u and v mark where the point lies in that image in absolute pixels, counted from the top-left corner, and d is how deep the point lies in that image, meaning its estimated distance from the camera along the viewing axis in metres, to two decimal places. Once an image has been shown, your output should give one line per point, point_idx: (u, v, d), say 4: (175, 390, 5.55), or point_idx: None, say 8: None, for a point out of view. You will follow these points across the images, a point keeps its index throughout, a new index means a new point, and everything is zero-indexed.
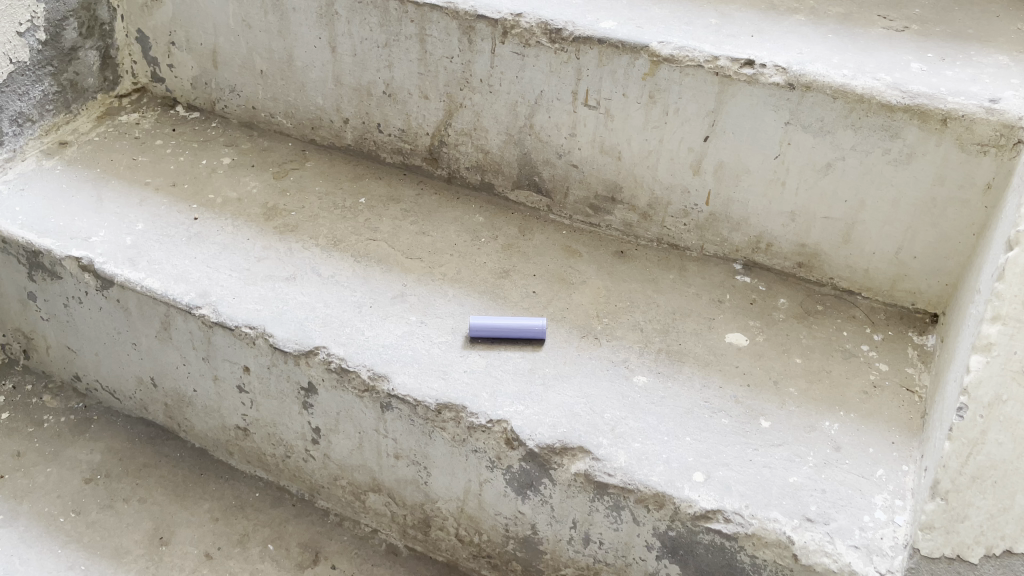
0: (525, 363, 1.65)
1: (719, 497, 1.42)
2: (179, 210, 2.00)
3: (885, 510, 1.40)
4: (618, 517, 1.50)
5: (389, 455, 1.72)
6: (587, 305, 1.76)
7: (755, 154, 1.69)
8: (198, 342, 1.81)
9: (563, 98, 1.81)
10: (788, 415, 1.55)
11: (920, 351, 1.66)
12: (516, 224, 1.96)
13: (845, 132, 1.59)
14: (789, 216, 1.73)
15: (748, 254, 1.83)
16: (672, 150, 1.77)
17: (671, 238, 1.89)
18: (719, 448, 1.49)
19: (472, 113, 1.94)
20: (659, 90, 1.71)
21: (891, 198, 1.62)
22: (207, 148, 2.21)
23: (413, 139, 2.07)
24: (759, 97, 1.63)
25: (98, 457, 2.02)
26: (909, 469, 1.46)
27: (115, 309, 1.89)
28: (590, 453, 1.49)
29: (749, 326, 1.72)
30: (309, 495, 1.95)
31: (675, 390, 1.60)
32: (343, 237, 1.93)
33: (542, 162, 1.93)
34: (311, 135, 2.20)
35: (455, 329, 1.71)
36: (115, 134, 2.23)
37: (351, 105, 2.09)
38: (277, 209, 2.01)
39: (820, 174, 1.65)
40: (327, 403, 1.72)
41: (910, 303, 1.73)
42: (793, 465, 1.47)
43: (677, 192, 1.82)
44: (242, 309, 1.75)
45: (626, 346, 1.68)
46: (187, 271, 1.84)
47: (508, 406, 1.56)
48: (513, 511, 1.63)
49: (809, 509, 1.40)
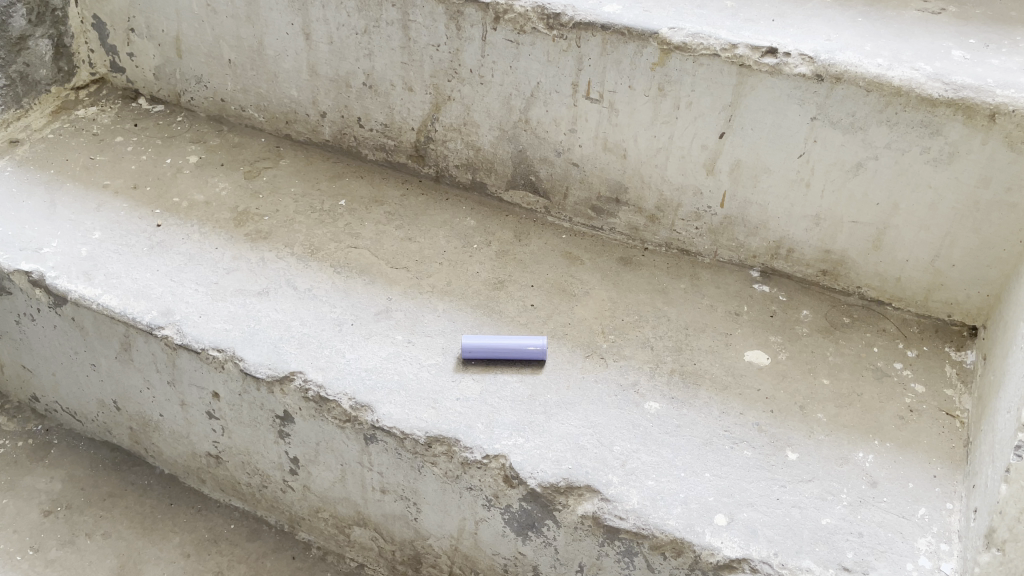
0: (524, 388, 1.48)
1: (745, 544, 1.27)
2: (140, 216, 1.82)
3: (929, 556, 1.26)
4: (630, 563, 1.35)
5: (375, 489, 1.56)
6: (591, 320, 1.60)
7: (777, 152, 1.52)
8: (162, 365, 1.64)
9: (562, 90, 1.64)
10: (817, 446, 1.40)
11: (959, 369, 1.51)
12: (511, 228, 1.79)
13: (879, 128, 1.43)
14: (814, 220, 1.57)
15: (767, 261, 1.67)
16: (683, 147, 1.60)
17: (681, 243, 1.72)
18: (742, 486, 1.34)
19: (462, 107, 1.76)
20: (670, 81, 1.53)
21: (928, 201, 1.46)
22: (171, 145, 2.02)
23: (397, 134, 1.89)
24: (782, 89, 1.45)
25: (58, 486, 1.85)
26: (954, 508, 1.31)
27: (71, 328, 1.71)
28: (599, 493, 1.33)
29: (769, 343, 1.56)
30: (289, 526, 1.79)
31: (691, 417, 1.44)
32: (322, 244, 1.76)
33: (539, 160, 1.76)
34: (286, 130, 2.02)
35: (447, 350, 1.55)
36: (71, 131, 2.04)
37: (328, 97, 1.91)
38: (248, 213, 1.83)
39: (849, 174, 1.49)
40: (305, 432, 1.55)
41: (946, 315, 1.57)
42: (824, 504, 1.32)
43: (689, 193, 1.65)
44: (210, 329, 1.58)
45: (635, 367, 1.52)
46: (148, 286, 1.66)
47: (506, 438, 1.40)
48: (513, 552, 1.47)
49: (844, 557, 1.25)
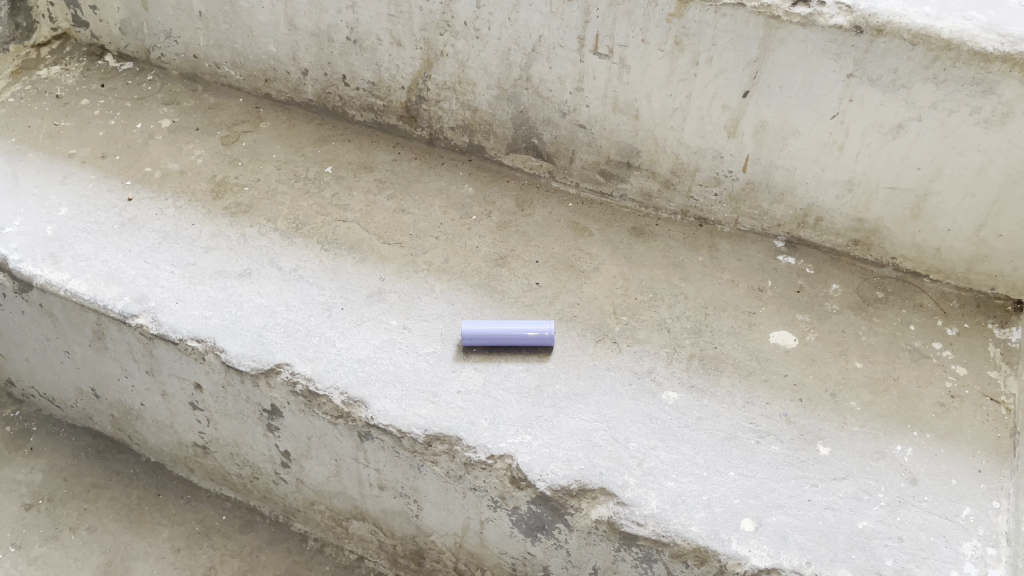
0: (531, 378, 1.36)
1: (775, 552, 1.17)
2: (110, 188, 1.68)
3: (974, 563, 1.16)
4: (649, 569, 1.25)
5: (372, 485, 1.46)
6: (602, 300, 1.47)
7: (807, 113, 1.37)
8: (139, 354, 1.51)
9: (567, 44, 1.48)
10: (851, 438, 1.28)
11: (1003, 348, 1.39)
12: (513, 196, 1.65)
13: (924, 86, 1.28)
14: (846, 186, 1.43)
15: (793, 229, 1.53)
16: (703, 108, 1.45)
17: (698, 211, 1.58)
18: (770, 486, 1.23)
19: (455, 63, 1.60)
20: (688, 35, 1.37)
21: (975, 167, 1.32)
22: (142, 107, 1.86)
23: (386, 93, 1.73)
24: (815, 43, 1.30)
25: (39, 477, 1.75)
26: (1001, 507, 1.21)
27: (40, 314, 1.58)
28: (614, 496, 1.23)
29: (797, 322, 1.43)
30: (284, 517, 1.69)
31: (713, 409, 1.32)
32: (307, 218, 1.62)
33: (542, 121, 1.61)
34: (265, 89, 1.86)
35: (446, 336, 1.42)
36: (32, 94, 1.88)
37: (310, 53, 1.74)
38: (226, 183, 1.69)
39: (888, 136, 1.34)
40: (295, 426, 1.44)
41: (989, 288, 1.44)
42: (860, 505, 1.21)
43: (708, 157, 1.50)
44: (187, 317, 1.45)
45: (651, 352, 1.39)
46: (120, 268, 1.53)
47: (512, 436, 1.29)
48: (522, 552, 1.38)
49: (883, 565, 1.15)
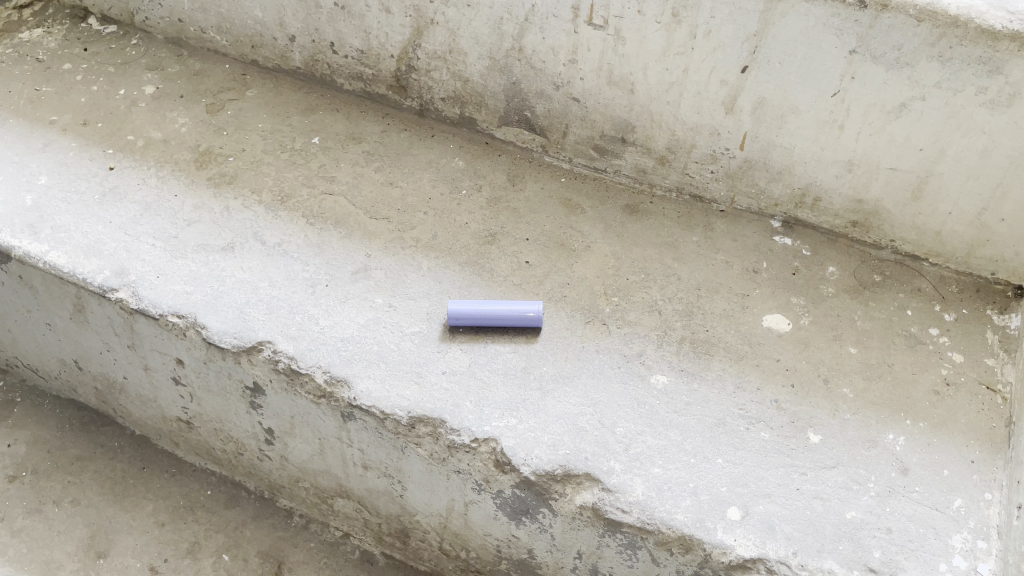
0: (518, 360, 1.33)
1: (761, 541, 1.14)
2: (92, 157, 1.63)
3: (964, 556, 1.14)
4: (634, 555, 1.23)
5: (356, 465, 1.44)
6: (592, 281, 1.43)
7: (807, 89, 1.33)
8: (120, 328, 1.49)
9: (561, 14, 1.43)
10: (843, 426, 1.26)
11: (1002, 335, 1.35)
12: (504, 170, 1.61)
13: (929, 64, 1.23)
14: (846, 166, 1.39)
15: (790, 210, 1.49)
16: (700, 83, 1.40)
17: (694, 188, 1.54)
18: (758, 474, 1.21)
19: (446, 32, 1.55)
20: (685, 6, 1.32)
21: (980, 148, 1.28)
22: (125, 73, 1.81)
23: (375, 62, 1.68)
24: (818, 17, 1.25)
25: (23, 449, 1.74)
26: (993, 499, 1.18)
27: (19, 286, 1.55)
28: (599, 483, 1.20)
29: (792, 305, 1.40)
30: (269, 493, 1.68)
31: (702, 394, 1.30)
32: (292, 190, 1.58)
33: (535, 94, 1.56)
34: (252, 55, 1.81)
35: (432, 315, 1.39)
36: (14, 57, 1.83)
37: (297, 19, 1.70)
38: (211, 153, 1.65)
39: (891, 116, 1.30)
40: (277, 404, 1.42)
41: (989, 273, 1.41)
42: (849, 495, 1.19)
43: (704, 133, 1.46)
44: (168, 292, 1.42)
45: (641, 335, 1.36)
46: (100, 240, 1.49)
47: (497, 419, 1.26)
48: (506, 535, 1.37)
49: (871, 557, 1.13)
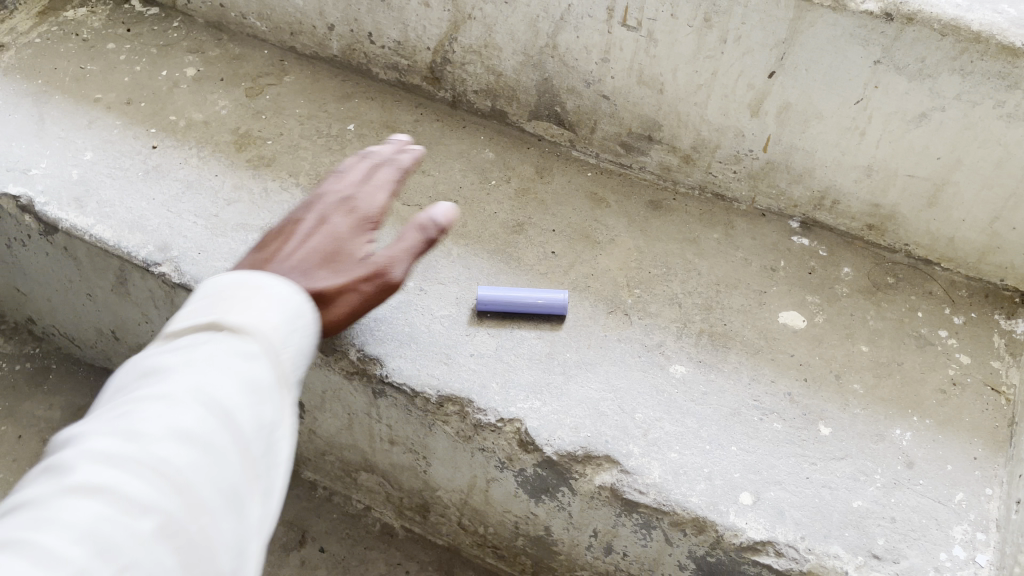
0: (543, 346, 1.39)
1: (771, 525, 1.20)
2: (135, 135, 1.69)
3: (964, 546, 1.19)
4: (648, 535, 1.30)
5: (383, 440, 1.50)
6: (616, 272, 1.49)
7: (832, 96, 1.38)
8: (161, 301, 1.55)
9: (595, 15, 1.48)
10: (852, 420, 1.32)
11: (1008, 339, 1.41)
12: (533, 162, 1.67)
13: (950, 77, 1.28)
14: (865, 171, 1.45)
15: (809, 211, 1.56)
16: (728, 86, 1.45)
17: (716, 186, 1.61)
18: (770, 462, 1.27)
19: (482, 27, 1.61)
20: (718, 12, 1.37)
21: (995, 159, 1.33)
22: (167, 54, 1.87)
23: (411, 53, 1.74)
24: (845, 28, 1.30)
25: (58, 414, 1.80)
26: (993, 494, 1.24)
27: (64, 257, 1.61)
28: (618, 465, 1.26)
29: (807, 303, 1.46)
30: (295, 465, 1.75)
31: (719, 384, 1.35)
32: (328, 174, 1.64)
33: (566, 90, 1.62)
34: (291, 42, 1.87)
35: (461, 300, 1.45)
36: (59, 35, 1.89)
37: (337, 9, 1.75)
38: (249, 136, 1.70)
39: (911, 125, 1.35)
40: (310, 379, 1.48)
41: (998, 279, 1.47)
42: (857, 485, 1.25)
43: (730, 134, 1.52)
44: (209, 268, 1.48)
45: (661, 326, 1.42)
46: (144, 216, 1.55)
47: (522, 401, 1.32)
48: (526, 512, 1.43)
49: (875, 544, 1.19)
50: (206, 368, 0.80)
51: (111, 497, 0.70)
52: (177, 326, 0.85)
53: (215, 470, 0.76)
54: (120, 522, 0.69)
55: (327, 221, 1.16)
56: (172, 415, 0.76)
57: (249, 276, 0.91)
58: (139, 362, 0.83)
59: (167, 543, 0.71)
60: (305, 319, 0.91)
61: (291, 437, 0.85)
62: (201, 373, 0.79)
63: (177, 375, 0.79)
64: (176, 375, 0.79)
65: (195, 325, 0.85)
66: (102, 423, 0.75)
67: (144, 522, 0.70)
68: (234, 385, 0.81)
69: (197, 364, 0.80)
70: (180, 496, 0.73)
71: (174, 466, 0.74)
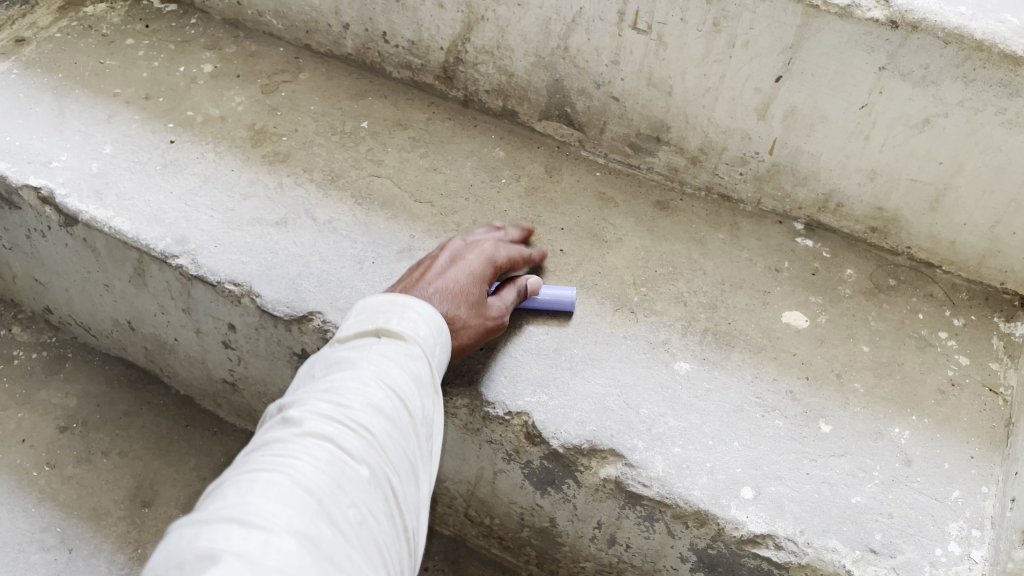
0: (550, 341, 1.42)
1: (770, 519, 1.24)
2: (153, 130, 1.73)
3: (959, 542, 1.22)
4: (650, 527, 1.34)
5: None
6: (622, 271, 1.52)
7: (837, 101, 1.41)
8: (177, 292, 1.58)
9: (606, 18, 1.51)
10: (853, 418, 1.35)
11: (1007, 341, 1.44)
12: (542, 161, 1.70)
13: (953, 84, 1.31)
14: (869, 175, 1.48)
15: (813, 213, 1.59)
16: (735, 89, 1.48)
17: (722, 188, 1.64)
18: (771, 458, 1.30)
19: (495, 28, 1.64)
20: (727, 17, 1.40)
21: (997, 165, 1.36)
22: (184, 51, 1.90)
23: (425, 53, 1.77)
24: (851, 34, 1.32)
25: (73, 402, 1.84)
26: (989, 493, 1.27)
27: (83, 248, 1.65)
28: (623, 458, 1.30)
29: (809, 304, 1.49)
30: None
31: (722, 382, 1.39)
32: (342, 171, 1.67)
33: (577, 91, 1.65)
34: (306, 39, 1.90)
35: None
36: (79, 30, 1.93)
37: (352, 9, 1.78)
38: (265, 132, 1.74)
39: (915, 130, 1.38)
40: None
41: (998, 283, 1.50)
42: (855, 481, 1.28)
43: (737, 137, 1.55)
44: (225, 260, 1.51)
45: (667, 323, 1.46)
46: (162, 209, 1.59)
47: (530, 395, 1.35)
48: (531, 503, 1.47)
49: (872, 539, 1.22)
50: (385, 361, 0.98)
51: (337, 445, 0.86)
52: (347, 335, 1.03)
53: (403, 440, 0.93)
54: (348, 465, 0.85)
55: (460, 258, 1.32)
56: (370, 390, 0.93)
57: (396, 297, 1.09)
58: (322, 361, 1.00)
59: (378, 489, 0.87)
60: (441, 336, 1.11)
61: (439, 430, 1.04)
62: (381, 363, 0.97)
63: (360, 365, 0.97)
64: (362, 364, 0.97)
65: (363, 331, 1.03)
66: (314, 396, 0.92)
67: (363, 467, 0.86)
68: (409, 375, 0.98)
69: (376, 357, 0.98)
70: (383, 453, 0.89)
71: (378, 430, 0.90)
